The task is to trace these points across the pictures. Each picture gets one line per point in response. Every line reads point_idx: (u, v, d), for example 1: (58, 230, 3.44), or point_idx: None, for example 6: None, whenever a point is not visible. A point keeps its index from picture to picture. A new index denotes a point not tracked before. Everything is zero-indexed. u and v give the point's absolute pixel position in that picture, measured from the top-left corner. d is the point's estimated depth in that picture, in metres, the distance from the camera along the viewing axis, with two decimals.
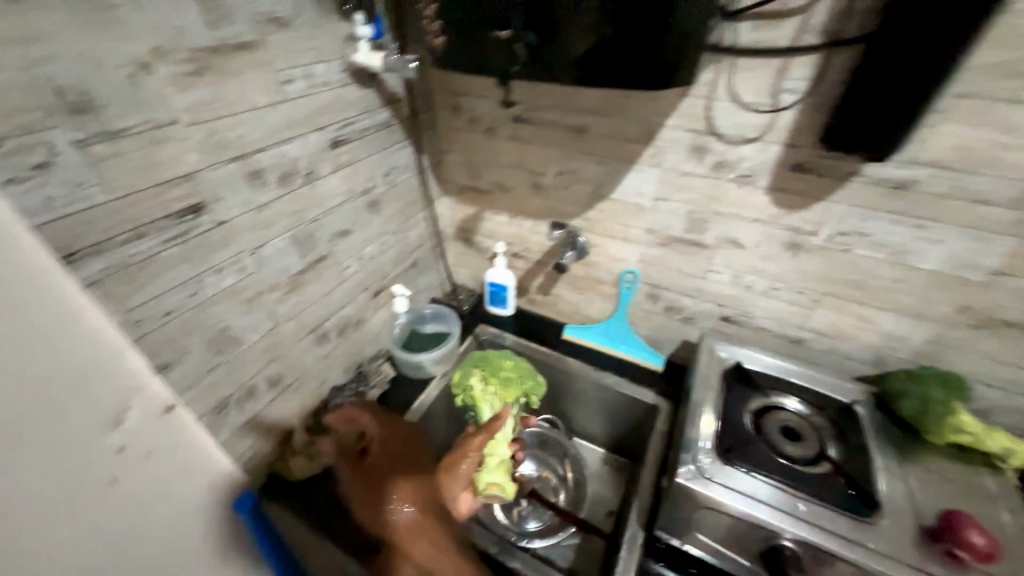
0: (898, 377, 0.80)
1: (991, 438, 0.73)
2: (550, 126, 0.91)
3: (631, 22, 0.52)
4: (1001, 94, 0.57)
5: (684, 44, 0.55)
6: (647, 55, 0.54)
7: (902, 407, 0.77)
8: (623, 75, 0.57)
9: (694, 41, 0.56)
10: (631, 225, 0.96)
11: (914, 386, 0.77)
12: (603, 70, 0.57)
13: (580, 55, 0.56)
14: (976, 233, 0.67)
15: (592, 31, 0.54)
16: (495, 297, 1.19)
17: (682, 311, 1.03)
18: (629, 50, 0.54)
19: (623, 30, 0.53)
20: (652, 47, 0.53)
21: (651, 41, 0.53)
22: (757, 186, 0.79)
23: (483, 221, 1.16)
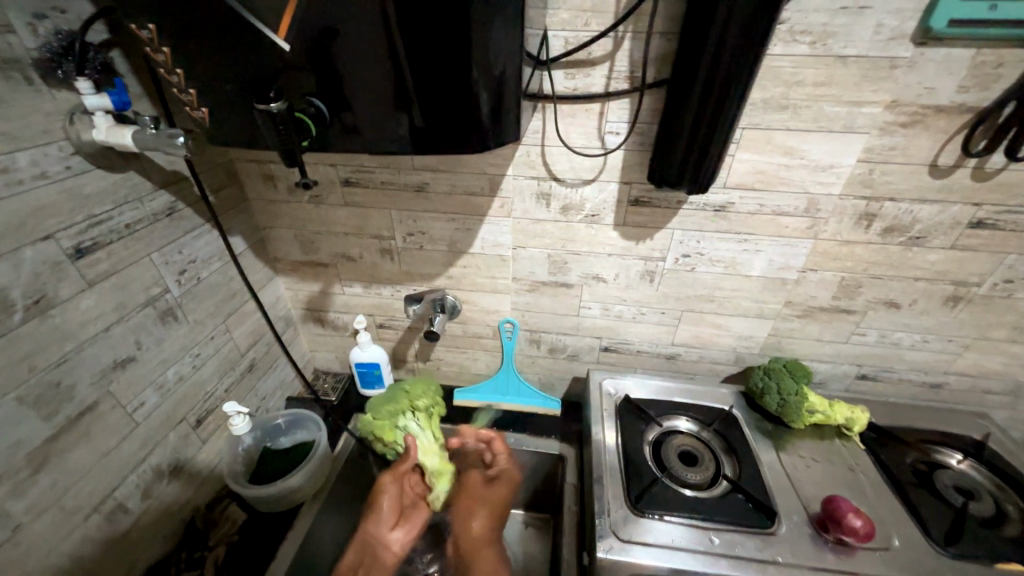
0: (758, 375, 0.85)
1: (840, 409, 0.81)
2: (385, 186, 0.82)
3: (433, 83, 0.46)
4: (776, 124, 0.65)
5: (501, 100, 0.50)
6: (460, 114, 0.48)
7: (766, 403, 0.83)
8: (441, 138, 0.50)
9: (511, 95, 0.51)
10: (496, 277, 0.90)
11: (771, 381, 0.82)
12: (417, 134, 0.49)
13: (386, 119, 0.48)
14: (784, 240, 0.76)
15: (388, 94, 0.47)
16: (367, 378, 1.04)
17: (565, 350, 1.00)
18: (439, 111, 0.48)
19: (425, 92, 0.46)
20: (462, 106, 0.47)
21: (462, 100, 0.47)
22: (604, 224, 0.80)
23: (334, 295, 1.00)
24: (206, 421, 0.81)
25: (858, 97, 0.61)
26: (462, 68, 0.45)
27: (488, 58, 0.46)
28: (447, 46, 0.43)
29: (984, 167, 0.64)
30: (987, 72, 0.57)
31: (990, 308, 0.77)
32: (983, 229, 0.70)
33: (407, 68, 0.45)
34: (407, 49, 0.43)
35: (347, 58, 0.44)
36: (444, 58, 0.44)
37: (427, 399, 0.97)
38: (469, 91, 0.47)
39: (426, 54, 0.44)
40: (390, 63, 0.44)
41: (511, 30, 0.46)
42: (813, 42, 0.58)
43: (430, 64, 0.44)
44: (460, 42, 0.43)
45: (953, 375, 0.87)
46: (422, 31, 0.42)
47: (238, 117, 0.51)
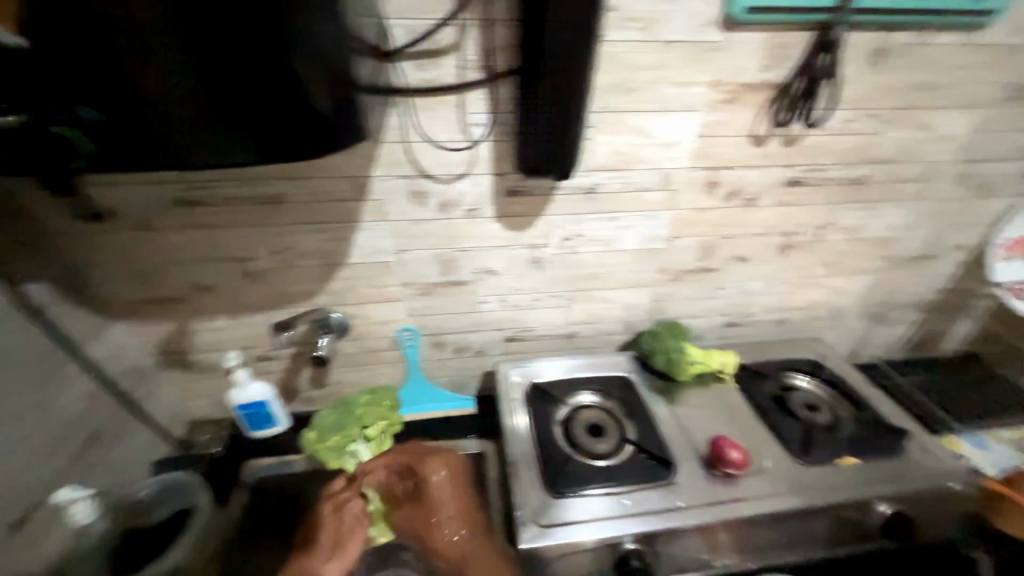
0: (648, 339, 0.92)
1: (718, 356, 0.91)
2: (231, 201, 0.71)
3: (242, 80, 0.39)
4: (625, 106, 0.69)
5: (331, 97, 0.45)
6: (279, 117, 0.42)
7: (658, 363, 0.90)
8: (258, 146, 0.42)
9: (344, 97, 0.46)
10: (384, 285, 0.84)
11: (660, 342, 0.90)
12: (229, 143, 0.41)
13: (195, 129, 0.40)
14: (649, 213, 0.82)
15: (178, 98, 0.39)
16: (255, 419, 0.92)
17: (470, 348, 0.99)
18: (251, 115, 0.41)
19: (228, 91, 0.39)
20: (277, 106, 0.41)
21: (286, 102, 0.42)
22: (486, 217, 0.78)
23: (194, 333, 0.86)
24: (32, 517, 0.66)
25: (687, 78, 0.67)
26: (265, 64, 0.39)
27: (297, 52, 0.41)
28: (240, 39, 0.38)
29: (791, 134, 0.75)
30: (779, 53, 0.67)
31: (810, 251, 0.93)
32: (798, 186, 0.82)
33: (205, 65, 0.38)
34: (190, 43, 0.37)
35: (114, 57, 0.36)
36: (239, 52, 0.38)
37: (383, 422, 0.86)
38: (282, 90, 0.41)
39: (217, 50, 0.38)
40: (173, 60, 0.37)
41: (323, 24, 0.42)
42: (642, 28, 0.63)
43: (225, 60, 0.38)
44: (255, 34, 0.38)
45: (794, 310, 1.04)
46: (205, 21, 0.37)
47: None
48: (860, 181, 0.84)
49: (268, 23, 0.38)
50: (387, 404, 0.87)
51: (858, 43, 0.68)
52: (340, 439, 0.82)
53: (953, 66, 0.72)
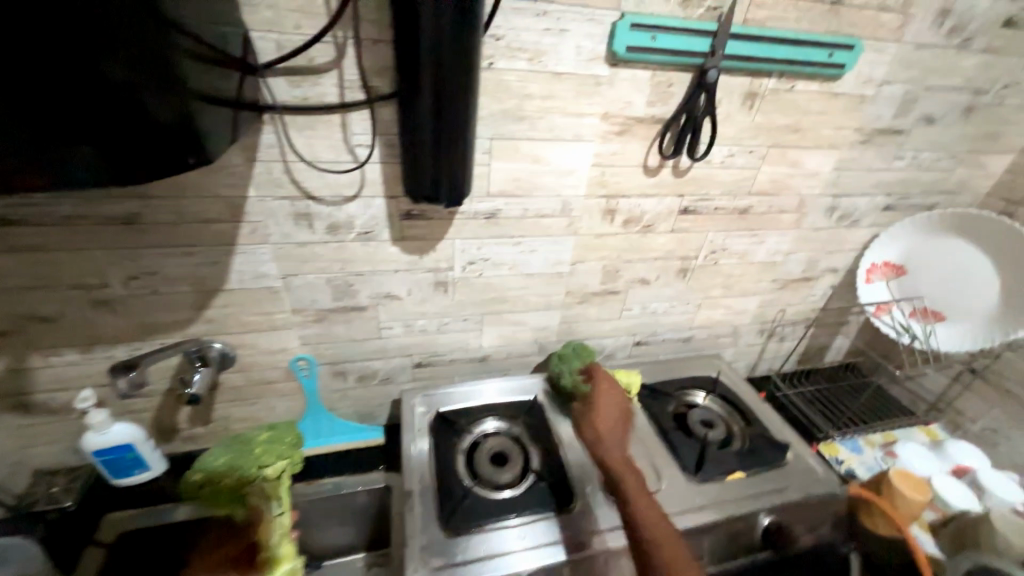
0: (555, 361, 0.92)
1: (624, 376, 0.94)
2: (71, 221, 0.62)
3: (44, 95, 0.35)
4: (519, 134, 0.69)
5: (162, 107, 0.41)
6: (97, 133, 0.38)
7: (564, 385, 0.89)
8: (77, 164, 0.39)
9: (182, 103, 0.42)
10: (272, 312, 0.78)
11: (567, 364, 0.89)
12: (40, 159, 0.38)
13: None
14: (552, 238, 0.82)
15: None
16: (118, 465, 0.81)
17: (376, 375, 0.93)
18: (60, 130, 0.37)
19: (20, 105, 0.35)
20: (91, 122, 0.38)
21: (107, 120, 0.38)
22: (382, 240, 0.75)
23: (35, 371, 0.73)
24: None
25: (579, 110, 0.69)
26: (59, 72, 0.35)
27: (100, 57, 0.36)
28: (17, 46, 0.32)
29: (680, 166, 0.79)
30: (664, 90, 0.70)
31: (706, 274, 0.98)
32: (690, 214, 0.87)
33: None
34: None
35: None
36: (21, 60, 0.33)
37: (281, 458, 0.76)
38: (91, 102, 0.37)
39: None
40: None
41: (136, 26, 0.37)
42: (530, 58, 0.63)
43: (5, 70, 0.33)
44: (39, 42, 0.33)
45: (697, 328, 1.09)
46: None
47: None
48: (745, 211, 0.90)
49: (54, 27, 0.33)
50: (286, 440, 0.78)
51: (734, 86, 0.73)
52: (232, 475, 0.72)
53: (816, 110, 0.80)
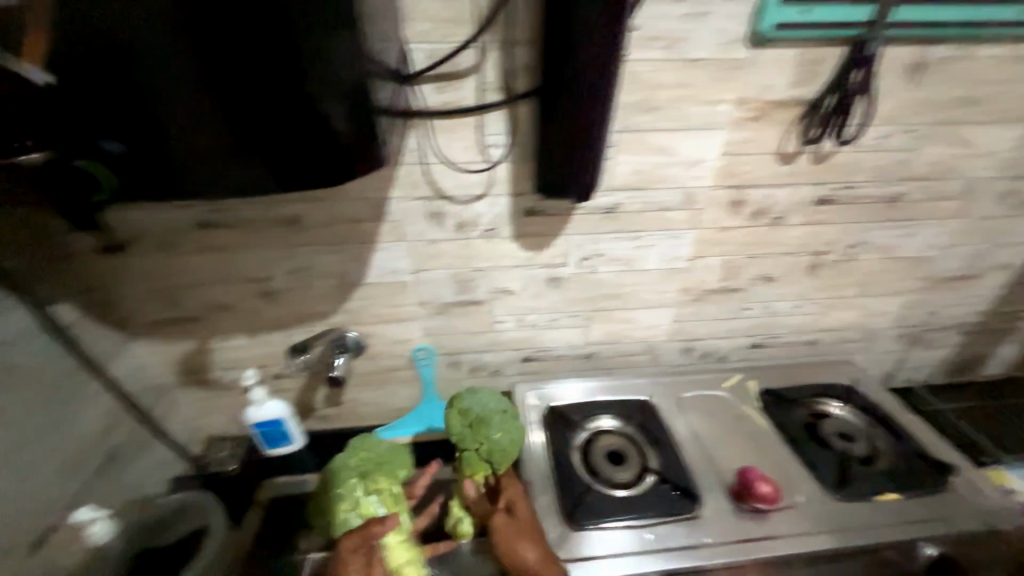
0: (502, 409, 0.71)
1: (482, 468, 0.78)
2: (251, 224, 0.71)
3: (268, 105, 0.39)
4: (647, 126, 0.67)
5: (340, 116, 0.43)
6: (291, 139, 0.41)
7: (510, 423, 0.69)
8: (270, 170, 0.42)
9: (355, 112, 0.45)
10: (400, 304, 0.84)
11: (516, 440, 0.68)
12: (246, 166, 0.41)
13: (219, 154, 0.40)
14: (671, 233, 0.80)
15: (205, 127, 0.39)
16: (271, 436, 0.92)
17: (486, 368, 0.97)
18: (263, 136, 0.40)
19: (238, 115, 0.39)
20: (307, 128, 0.41)
21: (310, 126, 0.41)
22: (504, 237, 0.77)
23: (214, 351, 0.86)
24: (50, 537, 0.65)
25: (713, 96, 0.65)
26: (282, 83, 0.39)
27: (313, 65, 0.39)
28: (258, 63, 0.37)
29: (821, 150, 0.72)
30: (810, 68, 0.64)
31: (841, 271, 0.89)
32: (827, 205, 0.79)
33: (231, 95, 0.38)
34: (187, 60, 0.36)
35: (127, 83, 0.36)
36: (260, 73, 0.38)
37: (354, 502, 0.68)
38: (303, 109, 0.40)
39: (239, 77, 0.37)
40: (198, 90, 0.37)
41: (331, 37, 0.40)
42: (666, 47, 0.61)
43: (225, 79, 0.37)
44: (271, 50, 0.37)
45: (823, 331, 0.99)
46: (204, 34, 0.35)
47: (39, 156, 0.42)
48: (895, 200, 0.80)
49: (268, 36, 0.36)
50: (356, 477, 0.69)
51: (896, 58, 0.65)
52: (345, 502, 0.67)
53: (996, 80, 0.69)
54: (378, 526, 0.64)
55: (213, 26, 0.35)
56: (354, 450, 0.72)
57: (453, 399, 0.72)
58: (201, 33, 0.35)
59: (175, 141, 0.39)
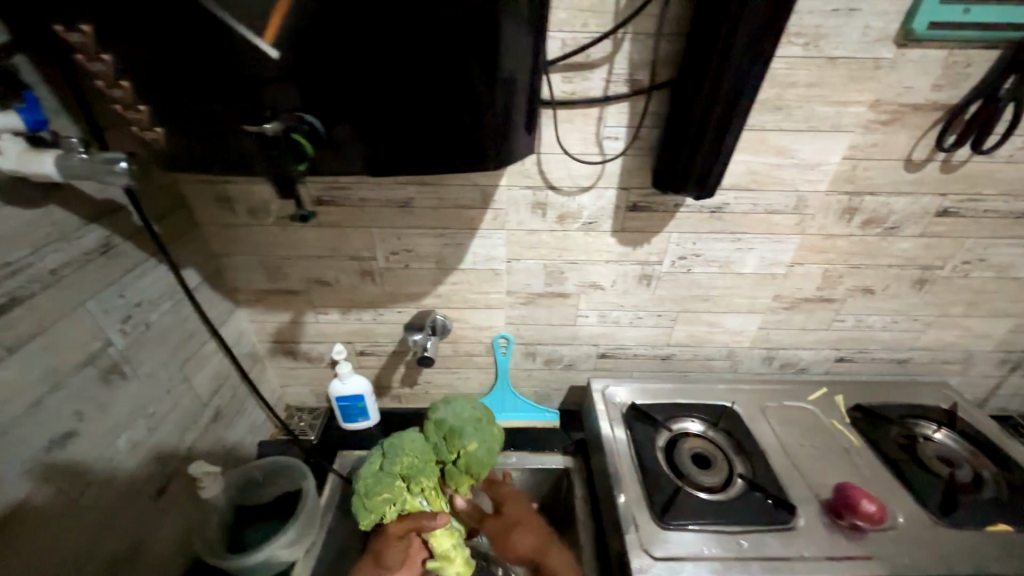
0: (478, 418, 0.80)
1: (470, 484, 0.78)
2: (363, 204, 0.74)
3: (466, 87, 0.40)
4: (770, 125, 0.65)
5: (512, 105, 0.44)
6: (472, 128, 0.43)
7: (484, 434, 0.78)
8: (448, 156, 0.44)
9: (523, 102, 0.46)
10: (489, 292, 0.85)
11: (491, 450, 0.77)
12: (428, 151, 0.43)
13: (410, 132, 0.41)
14: (775, 237, 0.77)
15: (405, 106, 0.40)
16: (350, 412, 0.95)
17: (561, 360, 0.97)
18: (450, 124, 0.42)
19: (434, 103, 0.40)
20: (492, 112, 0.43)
21: (495, 109, 0.43)
22: (604, 231, 0.77)
23: (307, 324, 0.90)
24: (169, 487, 0.70)
25: (846, 97, 0.63)
26: (484, 66, 0.39)
27: (510, 50, 0.40)
28: (469, 46, 0.38)
29: (952, 158, 0.69)
30: (958, 71, 0.61)
31: (950, 288, 0.85)
32: (948, 217, 0.75)
33: (437, 75, 0.39)
34: (423, 54, 0.37)
35: (346, 58, 0.37)
36: (469, 56, 0.38)
37: (399, 499, 0.72)
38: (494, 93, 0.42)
39: (449, 58, 0.38)
40: (410, 69, 0.38)
41: (523, 29, 0.40)
42: (807, 43, 0.59)
43: (432, 68, 0.38)
44: (484, 34, 0.38)
45: (917, 350, 0.95)
46: (430, 14, 0.36)
47: (211, 128, 0.39)
48: None
49: (476, 27, 0.37)
50: (399, 479, 0.72)
51: None
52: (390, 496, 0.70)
53: None
54: (427, 520, 0.70)
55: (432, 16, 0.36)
56: (397, 453, 0.74)
57: (433, 410, 0.81)
58: (420, 21, 0.36)
59: (375, 117, 0.40)
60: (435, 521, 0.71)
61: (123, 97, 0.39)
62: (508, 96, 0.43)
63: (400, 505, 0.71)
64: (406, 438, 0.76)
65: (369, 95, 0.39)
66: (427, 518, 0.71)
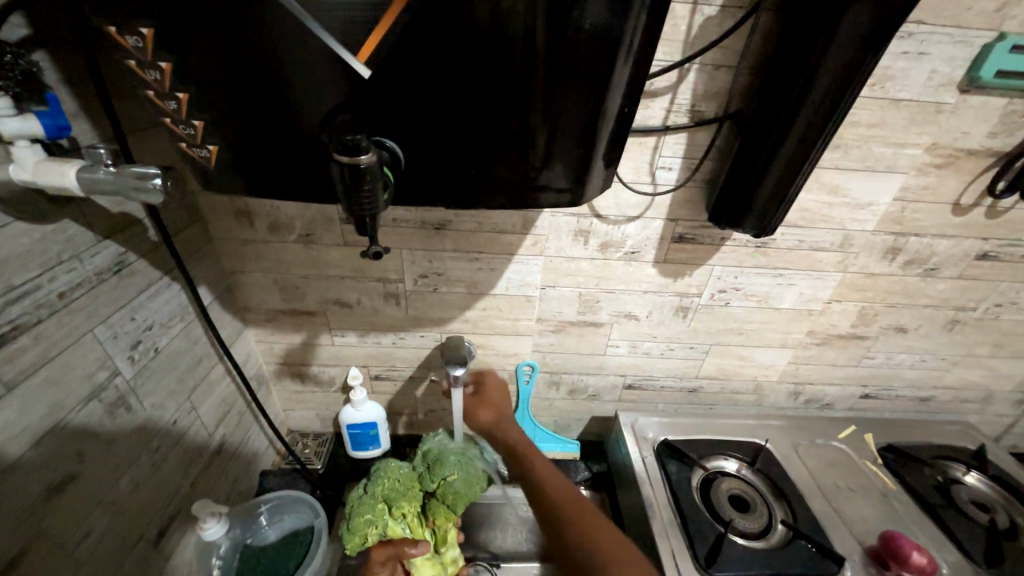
0: (463, 451, 0.76)
1: (452, 520, 0.72)
2: (396, 224, 0.69)
3: (564, 121, 0.37)
4: (826, 163, 0.64)
5: (606, 142, 0.41)
6: (559, 164, 0.40)
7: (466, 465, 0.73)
8: (528, 191, 0.41)
9: (616, 140, 0.42)
10: (519, 318, 0.81)
11: (471, 482, 0.71)
12: (508, 184, 0.40)
13: (496, 163, 0.38)
14: (817, 273, 0.76)
15: (496, 136, 0.37)
16: (360, 439, 0.89)
17: (586, 390, 0.93)
18: (535, 159, 0.39)
19: (525, 137, 0.37)
20: (584, 149, 0.40)
21: (589, 145, 0.40)
22: (645, 261, 0.74)
23: (321, 346, 0.84)
24: (169, 531, 0.63)
25: (904, 139, 0.62)
26: (589, 101, 0.36)
27: (619, 87, 0.37)
28: (578, 81, 0.35)
29: (998, 203, 0.69)
30: (1014, 120, 0.61)
31: (980, 329, 0.84)
32: (987, 260, 0.75)
33: (539, 106, 0.36)
34: (534, 83, 0.34)
35: (446, 83, 0.34)
36: (575, 91, 0.35)
37: (385, 525, 0.67)
38: (591, 130, 0.39)
39: (555, 90, 0.35)
40: (512, 99, 0.35)
41: (631, 65, 0.37)
42: (872, 84, 0.58)
43: (529, 102, 0.35)
44: (598, 68, 0.35)
45: (940, 389, 0.94)
46: (546, 42, 0.33)
47: (283, 148, 0.36)
48: None
49: (588, 62, 0.34)
50: (381, 501, 0.68)
51: None
52: (371, 519, 0.66)
53: None
54: (410, 547, 0.66)
55: (542, 47, 0.33)
56: (378, 477, 0.71)
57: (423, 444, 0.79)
58: (525, 53, 0.33)
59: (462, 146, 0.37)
60: (417, 549, 0.66)
61: (177, 111, 0.35)
62: (605, 132, 0.40)
63: (382, 529, 0.66)
64: (391, 464, 0.73)
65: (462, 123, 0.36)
66: (409, 545, 0.66)
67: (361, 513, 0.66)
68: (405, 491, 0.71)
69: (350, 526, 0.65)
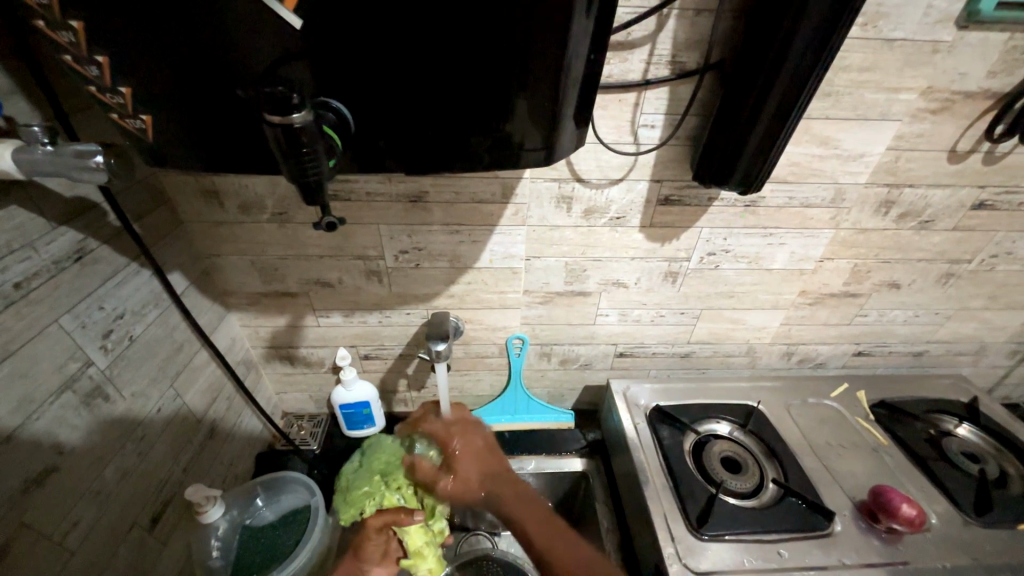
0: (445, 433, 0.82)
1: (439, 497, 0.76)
2: (370, 198, 0.67)
3: (525, 72, 0.34)
4: (817, 113, 0.61)
5: (574, 95, 0.38)
6: (523, 122, 0.37)
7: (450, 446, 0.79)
8: (492, 152, 0.39)
9: (586, 93, 0.39)
10: (506, 291, 0.80)
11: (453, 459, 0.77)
12: (469, 146, 0.38)
13: (454, 122, 0.36)
14: (808, 232, 0.74)
15: (451, 91, 0.34)
16: (355, 418, 0.89)
17: (578, 360, 0.92)
18: (496, 117, 0.36)
19: (482, 93, 0.34)
20: (550, 104, 0.37)
21: (555, 99, 0.37)
22: (631, 226, 0.72)
23: (307, 328, 0.83)
24: (163, 515, 0.63)
25: (898, 83, 0.59)
26: (551, 49, 0.33)
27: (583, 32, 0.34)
28: (537, 25, 0.32)
29: (995, 150, 0.66)
30: (1015, 57, 0.57)
31: (974, 282, 0.83)
32: (983, 210, 0.73)
33: (495, 54, 0.33)
34: (486, 28, 0.31)
35: (389, 32, 0.31)
36: (535, 37, 0.32)
37: (377, 494, 0.75)
38: (556, 81, 0.36)
39: (511, 36, 0.32)
40: (463, 48, 0.32)
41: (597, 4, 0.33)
42: (865, 23, 0.54)
43: (481, 55, 0.32)
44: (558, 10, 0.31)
45: (934, 343, 0.94)
46: None
47: (225, 114, 0.34)
48: None
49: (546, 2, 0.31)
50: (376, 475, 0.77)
51: None
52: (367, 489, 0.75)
53: None
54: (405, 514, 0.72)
55: None
56: (374, 452, 0.80)
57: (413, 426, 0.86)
58: None
59: (415, 105, 0.35)
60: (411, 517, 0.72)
61: (106, 78, 0.32)
62: (572, 84, 0.37)
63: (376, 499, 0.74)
64: (384, 442, 0.82)
65: (412, 78, 0.33)
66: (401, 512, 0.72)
67: (357, 484, 0.75)
68: (397, 467, 0.78)
69: (348, 493, 0.75)
